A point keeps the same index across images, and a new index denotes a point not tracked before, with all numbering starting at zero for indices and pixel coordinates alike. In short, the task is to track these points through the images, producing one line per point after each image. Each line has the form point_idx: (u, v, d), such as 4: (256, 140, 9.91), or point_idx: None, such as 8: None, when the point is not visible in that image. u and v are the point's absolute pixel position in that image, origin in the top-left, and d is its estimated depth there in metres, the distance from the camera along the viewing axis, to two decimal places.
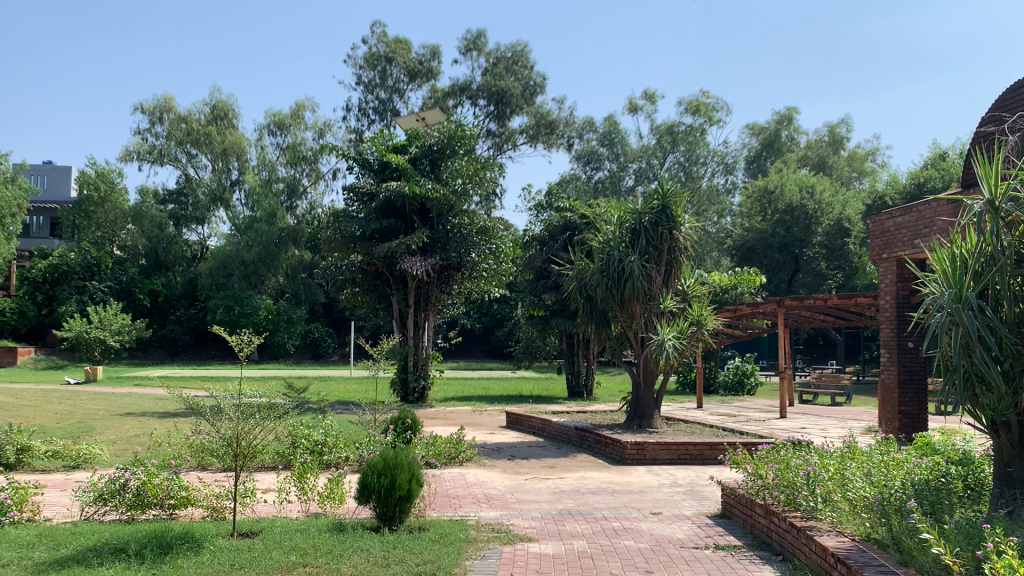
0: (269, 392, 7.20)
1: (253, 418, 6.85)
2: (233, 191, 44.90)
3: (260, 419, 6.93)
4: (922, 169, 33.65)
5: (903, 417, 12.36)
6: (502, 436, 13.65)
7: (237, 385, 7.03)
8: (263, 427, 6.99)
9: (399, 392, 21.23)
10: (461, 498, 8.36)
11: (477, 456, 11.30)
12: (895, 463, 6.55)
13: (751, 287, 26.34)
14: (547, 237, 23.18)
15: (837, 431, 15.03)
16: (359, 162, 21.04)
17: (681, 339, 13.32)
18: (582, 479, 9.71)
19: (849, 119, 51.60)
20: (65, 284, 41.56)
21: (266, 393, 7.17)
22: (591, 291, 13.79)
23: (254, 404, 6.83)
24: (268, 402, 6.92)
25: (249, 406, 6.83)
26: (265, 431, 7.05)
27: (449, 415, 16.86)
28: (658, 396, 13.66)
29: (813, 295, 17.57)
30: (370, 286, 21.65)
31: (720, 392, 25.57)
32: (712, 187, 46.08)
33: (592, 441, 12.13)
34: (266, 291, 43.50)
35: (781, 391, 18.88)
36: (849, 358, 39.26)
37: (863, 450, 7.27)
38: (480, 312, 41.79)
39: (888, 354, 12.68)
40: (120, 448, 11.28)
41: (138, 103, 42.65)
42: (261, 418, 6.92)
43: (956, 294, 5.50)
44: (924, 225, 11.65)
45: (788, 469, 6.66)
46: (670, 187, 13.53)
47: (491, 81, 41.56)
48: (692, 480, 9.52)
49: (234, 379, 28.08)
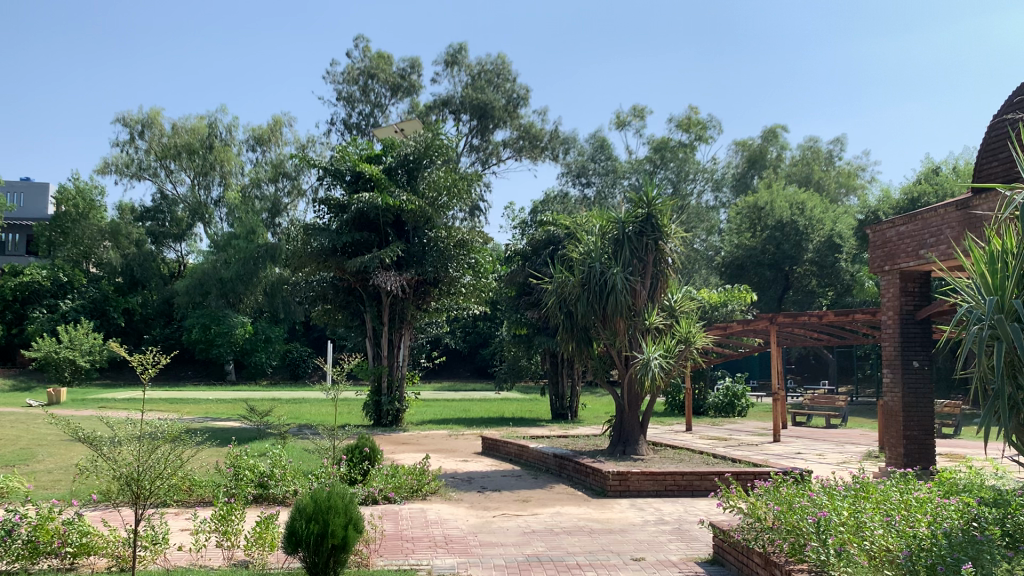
0: (184, 424, 6.23)
1: (159, 453, 5.82)
2: (214, 208, 44.11)
3: (171, 450, 5.94)
4: (915, 183, 32.87)
5: (908, 443, 11.34)
6: (475, 464, 12.62)
7: (141, 412, 6.05)
8: (171, 460, 5.96)
9: (372, 415, 20.12)
10: (417, 540, 7.28)
11: (444, 488, 10.24)
12: (919, 505, 5.52)
13: (742, 305, 25.38)
14: (530, 252, 22.25)
15: (836, 457, 14.04)
16: (331, 172, 19.99)
17: (669, 358, 12.30)
18: (558, 516, 8.64)
19: (838, 136, 51.05)
20: (37, 303, 40.48)
21: (182, 423, 6.20)
22: (572, 306, 12.81)
23: (159, 435, 5.82)
24: (177, 428, 5.94)
25: (155, 437, 5.83)
26: (176, 467, 6.02)
27: (421, 440, 15.85)
28: (644, 420, 12.62)
29: (808, 313, 16.58)
30: (343, 303, 20.62)
31: (710, 414, 24.59)
32: (700, 203, 45.41)
33: (572, 469, 11.11)
34: (244, 310, 42.43)
35: (776, 414, 17.87)
36: (842, 378, 38.43)
37: (878, 486, 6.22)
38: (464, 330, 40.88)
39: (891, 374, 11.70)
40: (52, 479, 10.22)
41: (120, 115, 41.65)
42: (171, 451, 5.94)
43: (998, 303, 4.55)
44: (930, 234, 10.75)
45: (791, 512, 5.62)
46: (656, 194, 12.64)
47: (472, 94, 40.70)
48: (680, 518, 8.48)
49: (206, 400, 26.95)
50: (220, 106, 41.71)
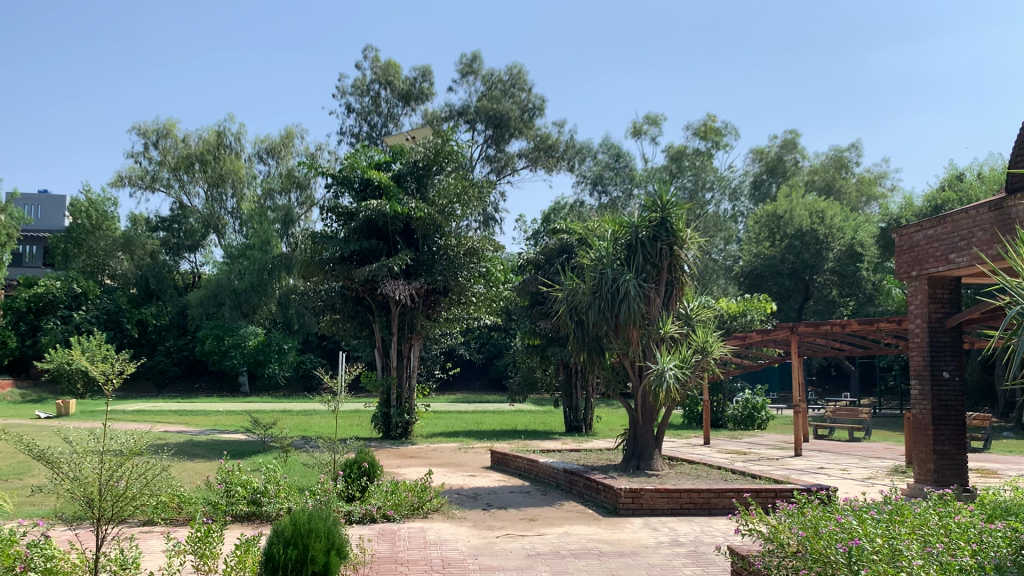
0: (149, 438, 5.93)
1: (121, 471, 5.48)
2: (228, 218, 43.99)
3: (137, 467, 5.65)
4: (938, 190, 32.13)
5: (939, 459, 10.71)
6: (482, 479, 12.09)
7: (103, 428, 5.76)
8: (133, 479, 5.59)
9: (381, 428, 19.64)
10: (410, 564, 6.77)
11: (448, 505, 9.73)
12: (963, 530, 4.94)
13: (761, 314, 24.75)
14: (542, 260, 21.85)
15: (862, 473, 13.41)
16: (340, 179, 19.54)
17: (684, 368, 11.72)
18: (566, 537, 8.10)
19: (857, 143, 50.27)
20: (51, 314, 40.32)
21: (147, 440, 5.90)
22: (582, 314, 12.30)
23: (121, 450, 5.53)
24: (141, 442, 5.66)
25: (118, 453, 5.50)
26: (141, 486, 5.65)
27: (429, 454, 15.33)
28: (659, 434, 12.05)
29: (830, 322, 15.98)
30: (351, 312, 20.14)
31: (729, 426, 23.94)
32: (717, 212, 44.86)
33: (582, 485, 10.57)
34: (258, 321, 42.15)
35: (798, 427, 17.24)
36: (864, 390, 37.62)
37: (914, 507, 5.64)
38: (480, 341, 40.40)
39: (920, 385, 11.07)
40: (39, 494, 9.86)
41: (134, 126, 41.63)
42: (136, 468, 5.64)
43: None
44: (961, 237, 10.19)
45: (819, 538, 5.05)
46: (670, 197, 12.17)
47: (488, 104, 40.33)
48: (696, 539, 7.92)
49: (217, 412, 26.59)
50: (232, 116, 41.65)
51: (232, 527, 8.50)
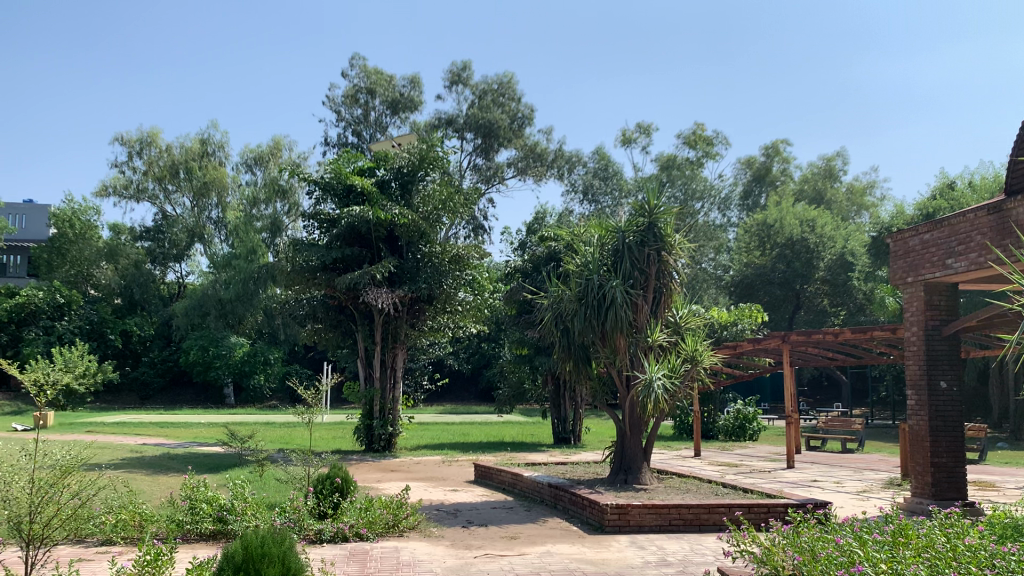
0: (81, 453, 5.85)
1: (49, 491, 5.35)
2: (213, 228, 43.50)
3: (69, 485, 5.53)
4: (929, 199, 31.87)
5: (937, 472, 10.32)
6: (464, 494, 11.63)
7: (36, 446, 5.67)
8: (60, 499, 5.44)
9: (364, 440, 19.18)
10: None
11: (425, 522, 9.30)
12: (974, 553, 4.52)
13: (752, 324, 24.38)
14: (529, 269, 21.50)
15: (856, 486, 13.02)
16: (322, 186, 19.14)
17: (673, 379, 11.31)
18: (547, 557, 7.67)
19: (845, 152, 50.14)
20: (32, 325, 39.59)
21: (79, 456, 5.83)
22: (568, 322, 11.87)
23: (52, 469, 5.40)
24: (77, 457, 5.57)
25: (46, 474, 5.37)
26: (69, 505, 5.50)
27: (411, 468, 14.85)
28: (647, 447, 11.62)
29: (822, 331, 15.61)
30: (334, 322, 19.67)
31: (720, 438, 23.54)
32: (708, 221, 44.63)
33: (567, 501, 10.13)
34: (243, 331, 41.63)
35: (789, 438, 16.86)
36: (856, 400, 37.33)
37: (919, 527, 5.22)
38: (468, 351, 39.96)
39: (916, 396, 10.69)
40: None
41: (117, 136, 41.18)
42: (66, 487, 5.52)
43: None
44: (959, 242, 9.84)
45: (815, 564, 4.65)
46: (658, 201, 11.81)
47: (477, 113, 40.04)
48: (685, 559, 7.49)
49: (198, 424, 25.99)
50: (217, 124, 41.30)
51: (192, 546, 8.06)
